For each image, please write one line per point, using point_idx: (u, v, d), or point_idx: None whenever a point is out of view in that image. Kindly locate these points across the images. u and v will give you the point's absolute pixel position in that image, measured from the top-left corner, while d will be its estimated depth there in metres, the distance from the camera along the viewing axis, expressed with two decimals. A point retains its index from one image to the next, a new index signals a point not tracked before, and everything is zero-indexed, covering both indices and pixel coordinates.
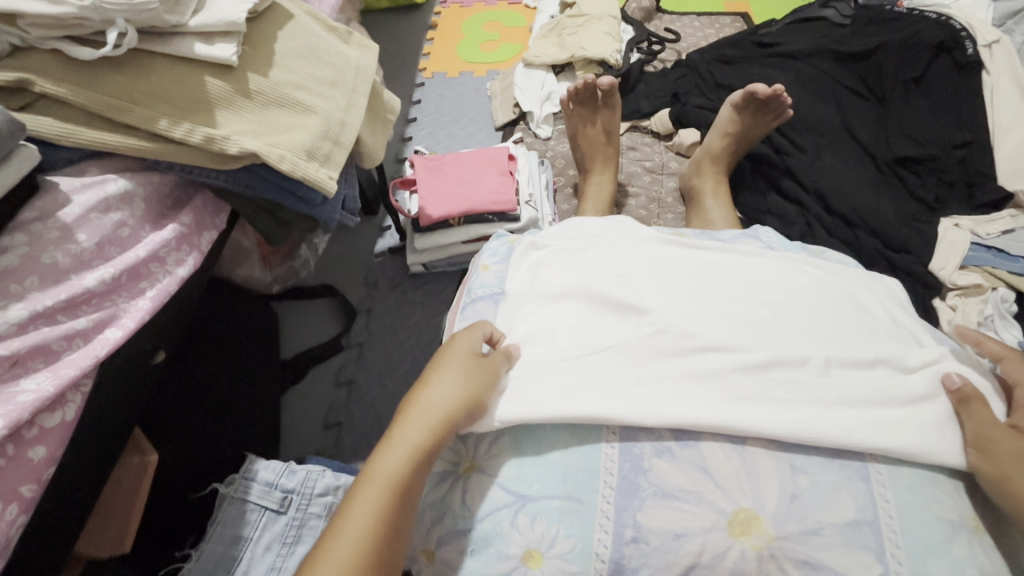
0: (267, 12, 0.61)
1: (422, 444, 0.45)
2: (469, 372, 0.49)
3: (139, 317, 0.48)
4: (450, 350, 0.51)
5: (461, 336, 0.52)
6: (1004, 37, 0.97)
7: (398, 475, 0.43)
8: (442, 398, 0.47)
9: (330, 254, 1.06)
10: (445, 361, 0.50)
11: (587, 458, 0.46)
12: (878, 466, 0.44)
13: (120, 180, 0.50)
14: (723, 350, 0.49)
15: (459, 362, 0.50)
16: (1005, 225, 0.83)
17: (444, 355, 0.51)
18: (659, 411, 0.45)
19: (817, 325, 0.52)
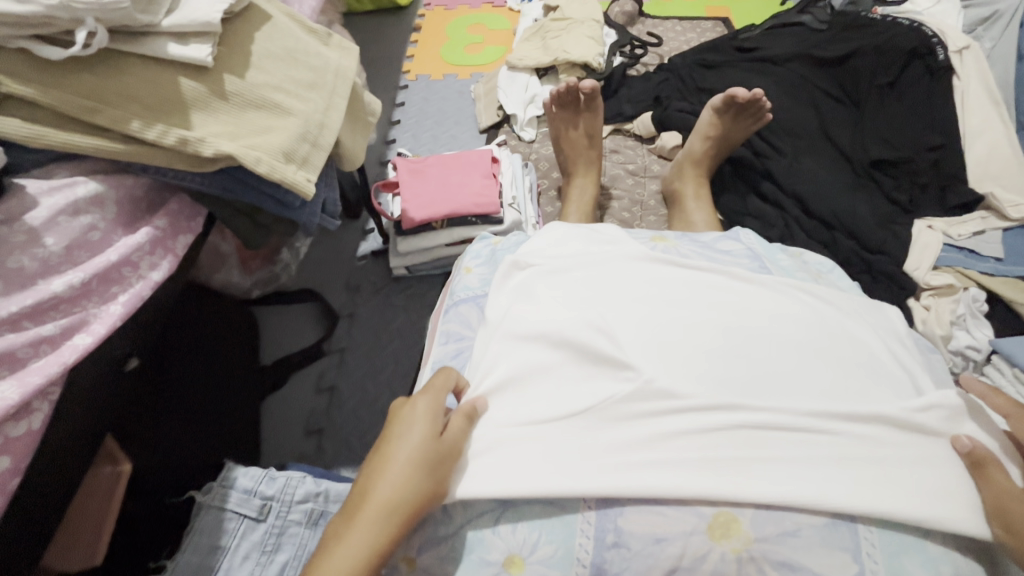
0: (244, 13, 0.60)
1: (378, 545, 0.42)
2: (421, 459, 0.45)
3: (110, 322, 0.47)
4: (399, 429, 0.47)
5: (412, 411, 0.48)
6: (974, 43, 0.99)
7: (385, 523, 0.43)
8: (395, 492, 0.44)
9: (312, 258, 1.05)
10: (395, 443, 0.46)
11: (565, 521, 0.45)
12: (869, 524, 0.43)
13: (91, 182, 0.49)
14: (714, 399, 0.48)
15: (411, 446, 0.46)
16: (976, 226, 0.86)
17: (392, 434, 0.47)
18: (641, 482, 0.44)
19: (809, 367, 0.50)
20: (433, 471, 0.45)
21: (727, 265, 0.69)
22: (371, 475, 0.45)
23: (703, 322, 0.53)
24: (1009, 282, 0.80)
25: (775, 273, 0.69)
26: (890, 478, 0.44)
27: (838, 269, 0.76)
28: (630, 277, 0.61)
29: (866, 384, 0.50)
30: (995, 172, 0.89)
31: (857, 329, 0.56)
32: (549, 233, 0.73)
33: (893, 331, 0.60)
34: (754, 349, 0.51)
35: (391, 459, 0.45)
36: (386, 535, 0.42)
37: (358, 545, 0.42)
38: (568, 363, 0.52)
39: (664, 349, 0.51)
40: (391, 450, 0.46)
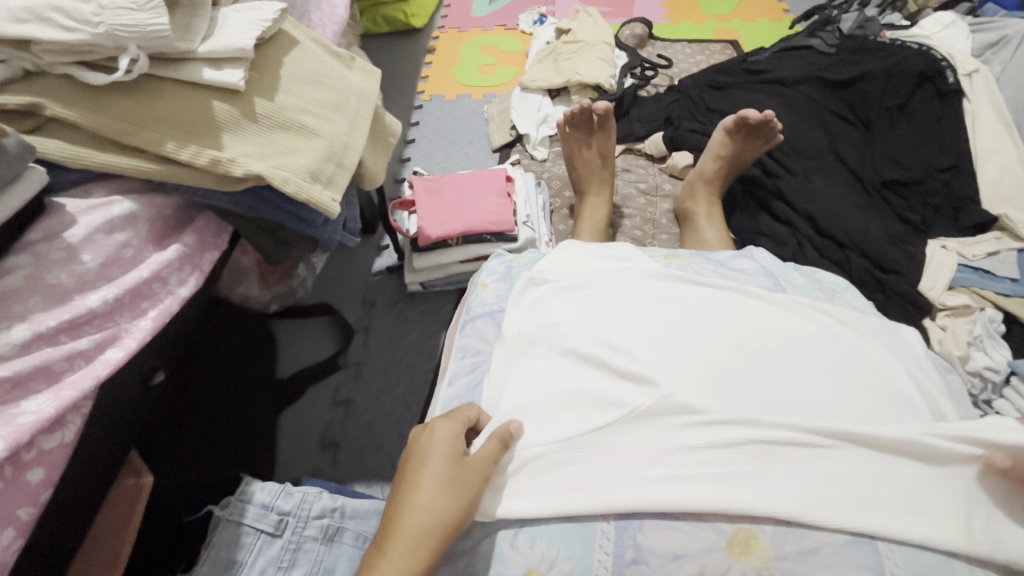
0: (273, 39, 0.62)
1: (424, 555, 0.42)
2: (454, 476, 0.46)
3: (141, 337, 0.48)
4: (429, 449, 0.48)
5: (437, 429, 0.49)
6: (984, 66, 1.01)
7: (432, 519, 0.43)
8: (428, 517, 0.43)
9: (328, 273, 1.07)
10: (427, 464, 0.47)
11: (584, 535, 0.45)
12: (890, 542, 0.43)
13: (126, 201, 0.51)
14: (732, 413, 0.48)
15: (442, 465, 0.46)
16: (990, 246, 0.86)
17: (422, 453, 0.48)
18: (662, 497, 0.44)
19: (823, 384, 0.51)
20: (469, 486, 0.46)
21: (742, 283, 0.70)
22: (404, 499, 0.45)
23: (721, 339, 0.54)
24: None
25: (791, 292, 0.69)
26: (910, 498, 0.44)
27: (852, 288, 0.77)
28: (648, 294, 0.61)
29: (887, 404, 0.50)
30: (1009, 193, 0.89)
31: (871, 350, 0.57)
32: (565, 249, 0.74)
33: (912, 354, 0.61)
34: (773, 367, 0.52)
35: (422, 480, 0.45)
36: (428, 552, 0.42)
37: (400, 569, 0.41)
38: (588, 379, 0.52)
39: (683, 366, 0.51)
40: (422, 471, 0.46)
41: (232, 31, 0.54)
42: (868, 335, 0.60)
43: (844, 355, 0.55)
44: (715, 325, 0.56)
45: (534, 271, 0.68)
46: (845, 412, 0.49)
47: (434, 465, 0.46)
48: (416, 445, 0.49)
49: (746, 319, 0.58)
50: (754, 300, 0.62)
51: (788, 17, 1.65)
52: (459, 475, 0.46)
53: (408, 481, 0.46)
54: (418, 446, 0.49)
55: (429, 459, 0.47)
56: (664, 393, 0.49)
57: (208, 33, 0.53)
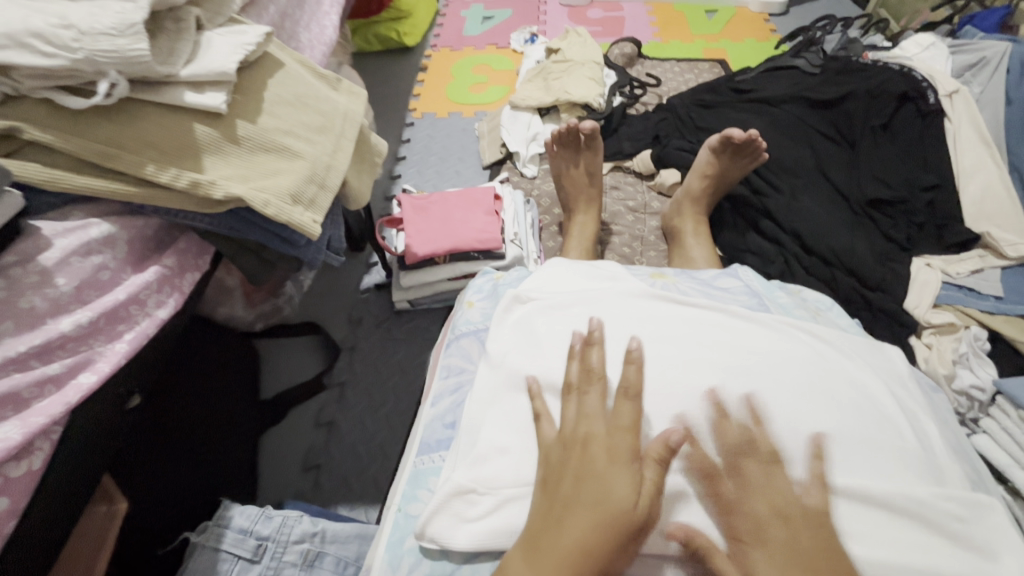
0: (258, 62, 0.62)
1: None
2: (612, 535, 0.41)
3: (115, 360, 0.47)
4: (598, 500, 0.42)
5: (614, 467, 0.43)
6: (963, 87, 1.02)
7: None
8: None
9: (316, 290, 1.06)
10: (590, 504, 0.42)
11: None
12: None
13: (104, 224, 0.50)
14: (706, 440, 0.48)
15: (604, 520, 0.41)
16: (973, 264, 0.87)
17: (594, 487, 0.43)
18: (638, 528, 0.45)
19: (804, 406, 0.51)
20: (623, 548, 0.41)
21: (725, 302, 0.70)
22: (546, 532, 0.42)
23: (704, 362, 0.54)
24: (1010, 320, 0.80)
25: (774, 311, 0.69)
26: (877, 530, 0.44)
27: (836, 305, 0.77)
28: (630, 313, 0.61)
29: (873, 426, 0.50)
30: (990, 212, 0.90)
31: (855, 370, 0.57)
32: (549, 269, 0.74)
33: (896, 374, 0.61)
34: (758, 388, 0.51)
35: (581, 520, 0.41)
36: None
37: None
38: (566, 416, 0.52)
39: (662, 392, 0.51)
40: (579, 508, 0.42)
41: (215, 55, 0.55)
42: (851, 355, 0.60)
43: (828, 375, 0.55)
44: (697, 346, 0.56)
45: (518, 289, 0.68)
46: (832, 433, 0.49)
47: (601, 515, 0.41)
48: (584, 473, 0.44)
49: (730, 340, 0.58)
50: (736, 319, 0.62)
51: (774, 37, 1.68)
52: (624, 530, 0.41)
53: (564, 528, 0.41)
54: (579, 474, 0.44)
55: (597, 505, 0.42)
56: (646, 434, 0.48)
57: (191, 57, 0.54)
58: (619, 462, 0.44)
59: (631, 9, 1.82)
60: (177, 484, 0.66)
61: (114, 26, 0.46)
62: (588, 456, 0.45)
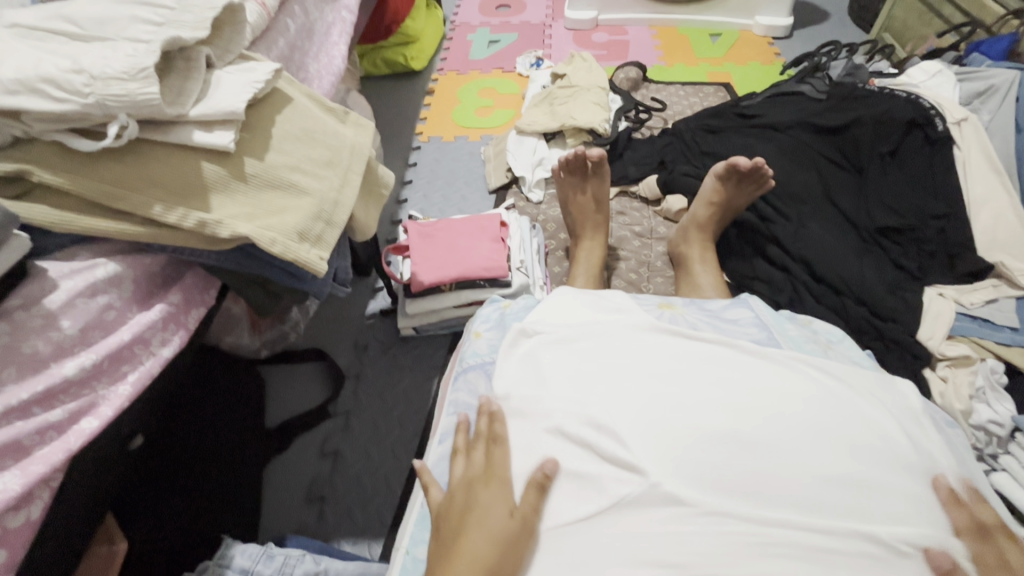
0: (267, 98, 0.63)
1: None
2: (503, 549, 0.46)
3: (118, 404, 0.47)
4: (481, 519, 0.49)
5: (493, 495, 0.50)
6: (972, 115, 1.01)
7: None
8: None
9: (321, 316, 1.06)
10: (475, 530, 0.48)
11: None
12: None
13: (110, 263, 0.50)
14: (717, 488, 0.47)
15: (490, 534, 0.47)
16: (987, 294, 0.85)
17: (478, 514, 0.49)
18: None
19: (819, 450, 0.49)
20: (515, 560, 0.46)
21: (735, 336, 0.69)
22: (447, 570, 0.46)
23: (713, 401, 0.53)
24: None
25: (784, 344, 0.68)
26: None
27: (848, 338, 0.76)
28: (636, 349, 0.61)
29: (888, 470, 0.49)
30: (1003, 241, 0.89)
31: (868, 407, 0.55)
32: (557, 299, 0.73)
33: (911, 411, 0.59)
34: (768, 431, 0.50)
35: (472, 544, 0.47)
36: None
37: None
38: (574, 459, 0.51)
39: (670, 435, 0.50)
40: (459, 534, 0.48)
41: (224, 94, 0.55)
42: (865, 392, 0.58)
43: (842, 415, 0.53)
44: (705, 383, 0.55)
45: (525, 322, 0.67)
46: (843, 478, 0.48)
47: (482, 530, 0.48)
48: (470, 506, 0.50)
49: (740, 377, 0.56)
50: (745, 354, 0.61)
51: (779, 61, 1.68)
52: (509, 541, 0.47)
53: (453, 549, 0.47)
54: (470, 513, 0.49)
55: (477, 521, 0.48)
56: (654, 483, 0.48)
57: (201, 96, 0.54)
58: (500, 484, 0.51)
59: (636, 33, 1.84)
60: (181, 521, 0.66)
61: (125, 70, 0.46)
62: (473, 486, 0.52)
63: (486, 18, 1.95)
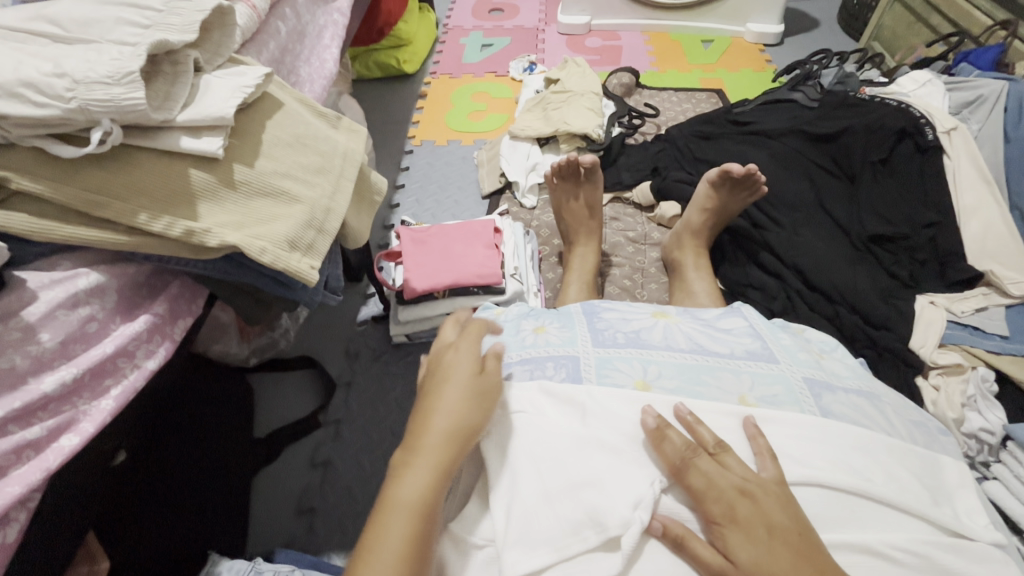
0: (257, 102, 0.61)
1: (446, 451, 0.46)
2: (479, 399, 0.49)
3: (99, 420, 0.45)
4: (447, 390, 0.49)
5: (451, 386, 0.49)
6: (961, 124, 1.02)
7: (458, 424, 0.47)
8: (451, 421, 0.47)
9: (312, 322, 1.04)
10: (451, 379, 0.50)
11: None
12: None
13: (92, 273, 0.49)
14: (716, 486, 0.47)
15: (460, 389, 0.49)
16: (977, 303, 0.86)
17: (446, 370, 0.51)
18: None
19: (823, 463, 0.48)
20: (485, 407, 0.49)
21: (729, 347, 0.63)
22: (428, 405, 0.48)
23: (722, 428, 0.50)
24: (1015, 360, 0.79)
25: (779, 352, 0.64)
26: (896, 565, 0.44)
27: (840, 347, 0.74)
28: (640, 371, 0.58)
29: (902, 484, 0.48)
30: (993, 249, 0.90)
31: (860, 418, 0.56)
32: (553, 312, 0.72)
33: (921, 424, 0.60)
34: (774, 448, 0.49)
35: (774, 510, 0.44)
36: (447, 464, 0.45)
37: (402, 516, 0.42)
38: (575, 465, 0.47)
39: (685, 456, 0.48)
40: (747, 542, 0.43)
41: (213, 98, 0.53)
42: (871, 416, 0.57)
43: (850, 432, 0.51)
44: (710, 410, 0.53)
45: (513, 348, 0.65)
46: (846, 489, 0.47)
47: (442, 409, 0.48)
48: (435, 385, 0.50)
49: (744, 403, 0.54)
50: (750, 368, 0.60)
51: (770, 68, 1.69)
52: (460, 437, 0.46)
53: (412, 440, 0.46)
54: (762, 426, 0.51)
55: (438, 404, 0.48)
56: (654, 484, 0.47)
57: (189, 100, 0.53)
58: (454, 384, 0.49)
59: (629, 39, 1.85)
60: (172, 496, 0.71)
61: (110, 74, 0.45)
62: (425, 394, 0.50)
63: (478, 22, 1.94)
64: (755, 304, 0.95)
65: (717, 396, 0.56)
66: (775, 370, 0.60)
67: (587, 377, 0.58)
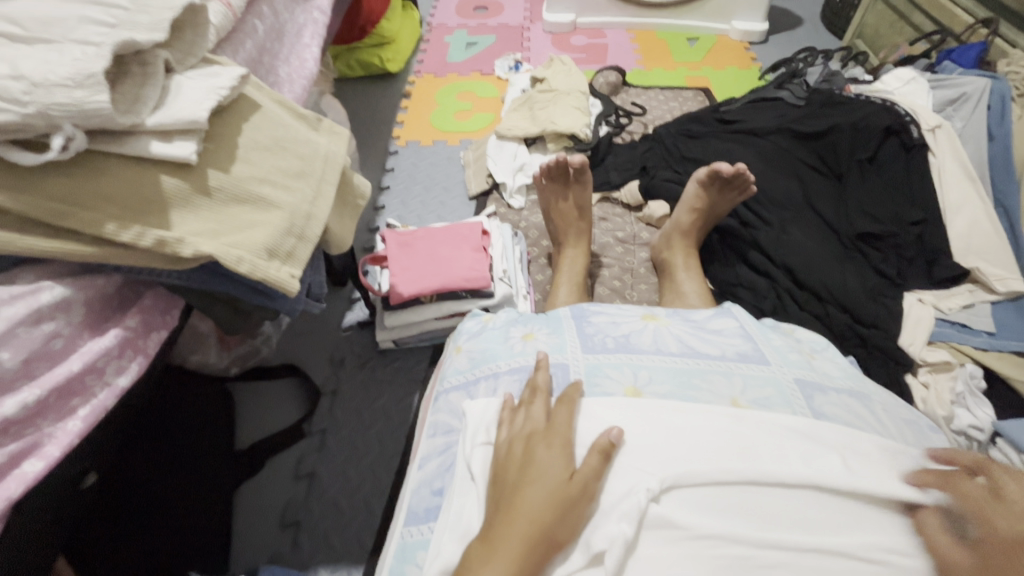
0: (232, 104, 0.59)
1: (522, 559, 0.40)
2: (563, 502, 0.43)
3: (66, 443, 0.44)
4: (530, 487, 0.44)
5: (536, 482, 0.44)
6: (946, 122, 1.03)
7: (538, 526, 0.41)
8: (531, 525, 0.41)
9: (295, 330, 1.02)
10: (538, 475, 0.44)
11: None
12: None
13: (57, 286, 0.46)
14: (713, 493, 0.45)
15: (548, 489, 0.43)
16: (964, 300, 0.87)
17: (535, 468, 0.45)
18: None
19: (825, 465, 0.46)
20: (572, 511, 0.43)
21: (721, 350, 0.62)
22: (510, 502, 0.43)
23: (715, 435, 0.48)
24: (1002, 357, 0.81)
25: (771, 354, 0.63)
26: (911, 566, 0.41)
27: (831, 347, 0.74)
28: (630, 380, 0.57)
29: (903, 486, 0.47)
30: (978, 246, 0.90)
31: (852, 421, 0.55)
32: (542, 319, 0.70)
33: (913, 423, 0.59)
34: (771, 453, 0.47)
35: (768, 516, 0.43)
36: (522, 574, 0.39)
37: None
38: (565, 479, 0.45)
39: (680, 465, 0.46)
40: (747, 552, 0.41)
41: (185, 101, 0.51)
42: (863, 418, 0.56)
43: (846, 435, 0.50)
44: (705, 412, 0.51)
45: (502, 359, 0.63)
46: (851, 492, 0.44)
47: (522, 511, 0.42)
48: (519, 474, 0.45)
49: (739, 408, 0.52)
50: (742, 373, 0.59)
51: (755, 66, 1.70)
52: (537, 540, 0.41)
53: (487, 537, 0.41)
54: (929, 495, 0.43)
55: (519, 502, 0.43)
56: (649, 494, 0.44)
57: (159, 103, 0.50)
58: (542, 482, 0.44)
59: (615, 37, 1.84)
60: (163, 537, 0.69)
61: (71, 76, 0.42)
62: (509, 485, 0.45)
63: (463, 20, 1.91)
64: (745, 304, 0.95)
65: (711, 400, 0.55)
66: (768, 373, 0.59)
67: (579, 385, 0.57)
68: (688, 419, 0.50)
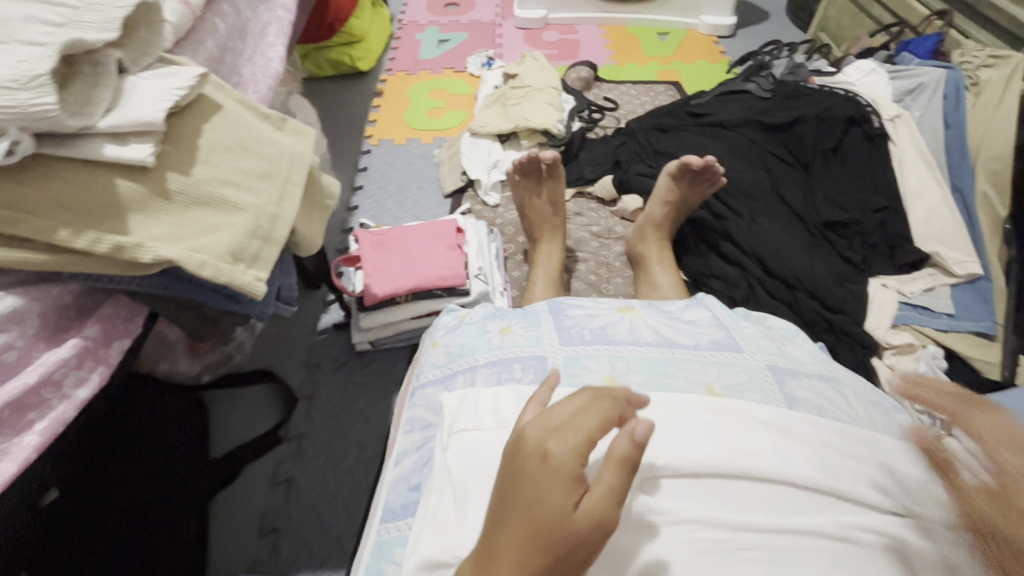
0: (192, 105, 0.57)
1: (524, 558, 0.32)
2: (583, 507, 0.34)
3: (22, 459, 0.42)
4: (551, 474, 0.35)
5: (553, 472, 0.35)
6: (905, 112, 1.06)
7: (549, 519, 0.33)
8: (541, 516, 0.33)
9: (269, 334, 1.00)
10: (560, 462, 0.36)
11: None
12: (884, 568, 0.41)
13: (9, 297, 0.44)
14: (689, 479, 0.45)
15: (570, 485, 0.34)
16: (926, 283, 0.90)
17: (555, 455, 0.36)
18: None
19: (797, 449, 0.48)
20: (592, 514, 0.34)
21: (694, 339, 0.63)
22: (520, 487, 0.35)
23: (690, 425, 0.49)
24: (962, 338, 0.84)
25: (742, 341, 0.64)
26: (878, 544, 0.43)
27: (801, 333, 0.75)
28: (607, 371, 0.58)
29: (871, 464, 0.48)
30: (937, 232, 0.93)
31: (822, 403, 0.56)
32: (519, 313, 0.71)
33: (880, 405, 0.61)
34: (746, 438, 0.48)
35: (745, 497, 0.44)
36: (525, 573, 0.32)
37: None
38: None
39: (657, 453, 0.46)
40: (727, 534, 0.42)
41: (140, 101, 0.49)
42: (834, 401, 0.57)
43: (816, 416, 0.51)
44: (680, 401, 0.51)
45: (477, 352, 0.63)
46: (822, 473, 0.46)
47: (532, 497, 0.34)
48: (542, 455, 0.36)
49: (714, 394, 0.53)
50: (715, 360, 0.60)
51: (724, 59, 1.72)
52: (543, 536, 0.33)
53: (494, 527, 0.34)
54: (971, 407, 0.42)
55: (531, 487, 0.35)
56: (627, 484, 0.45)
57: (112, 104, 0.48)
58: (558, 471, 0.35)
59: (586, 32, 1.84)
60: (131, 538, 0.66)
61: (14, 78, 0.41)
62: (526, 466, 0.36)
63: (434, 17, 1.90)
64: (717, 293, 0.96)
65: (684, 388, 0.55)
66: (739, 360, 0.60)
67: (555, 377, 0.58)
68: (663, 409, 0.50)
